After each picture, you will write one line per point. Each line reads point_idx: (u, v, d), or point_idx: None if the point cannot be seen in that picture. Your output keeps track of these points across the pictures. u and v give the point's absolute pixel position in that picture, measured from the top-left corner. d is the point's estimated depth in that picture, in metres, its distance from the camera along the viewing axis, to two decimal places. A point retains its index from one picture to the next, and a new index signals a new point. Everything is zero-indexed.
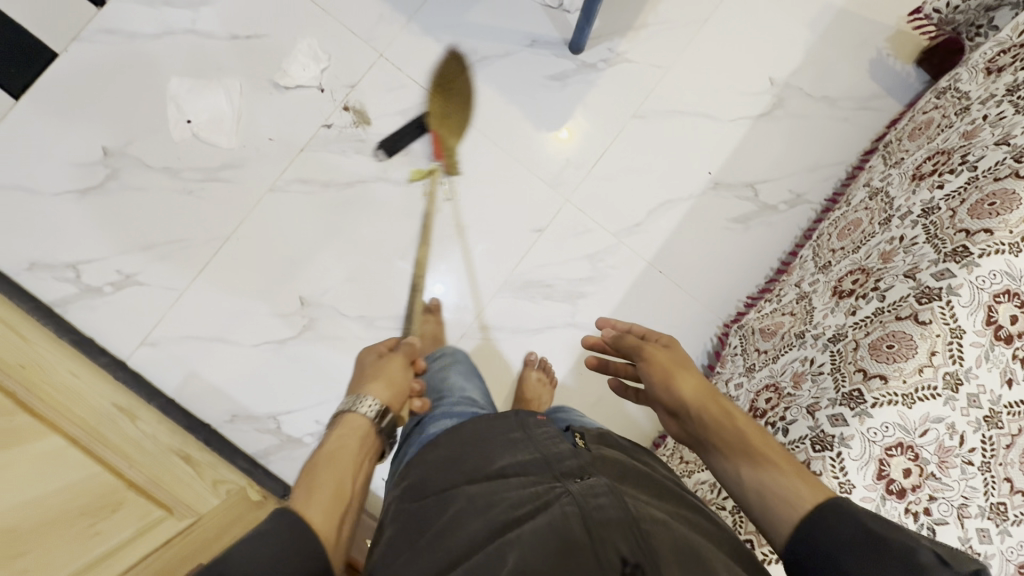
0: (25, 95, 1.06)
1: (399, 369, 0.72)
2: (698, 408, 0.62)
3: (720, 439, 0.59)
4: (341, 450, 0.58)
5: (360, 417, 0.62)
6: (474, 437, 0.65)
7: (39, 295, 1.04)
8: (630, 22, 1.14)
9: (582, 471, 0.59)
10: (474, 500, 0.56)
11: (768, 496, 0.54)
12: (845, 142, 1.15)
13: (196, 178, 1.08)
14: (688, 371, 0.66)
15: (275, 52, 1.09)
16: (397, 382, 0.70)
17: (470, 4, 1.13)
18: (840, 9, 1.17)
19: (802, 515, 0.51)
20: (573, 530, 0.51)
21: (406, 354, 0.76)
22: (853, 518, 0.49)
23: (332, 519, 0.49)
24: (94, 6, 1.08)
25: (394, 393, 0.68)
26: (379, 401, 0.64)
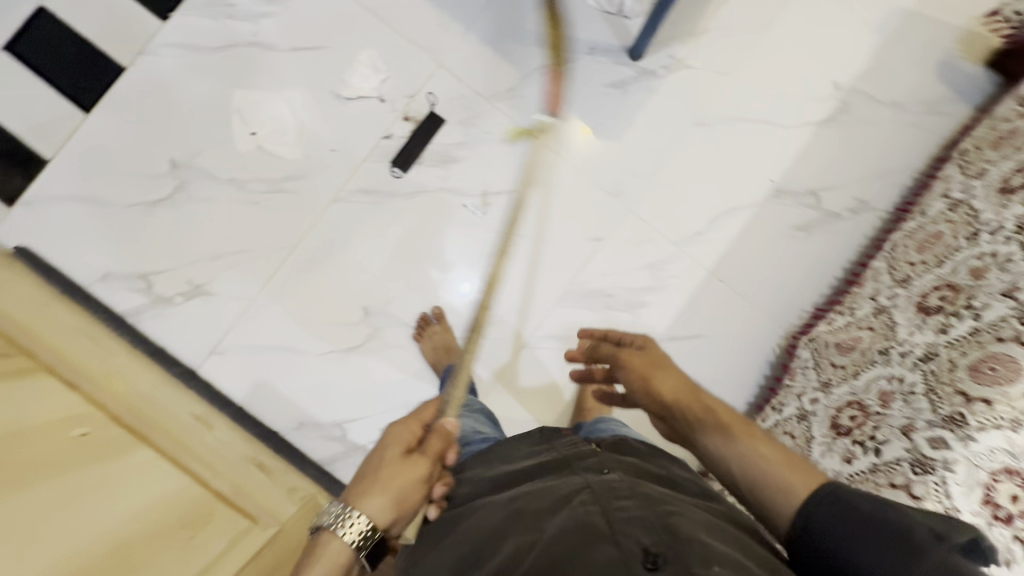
0: (96, 109, 1.08)
1: (414, 481, 0.62)
2: (679, 406, 0.67)
3: (705, 435, 0.64)
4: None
5: (339, 544, 0.58)
6: (503, 453, 0.72)
7: (113, 305, 1.07)
8: (690, 29, 1.12)
9: (600, 466, 0.64)
10: (504, 499, 0.60)
11: (758, 483, 0.58)
12: (911, 147, 1.13)
13: (261, 189, 1.09)
14: (664, 370, 0.71)
15: (337, 63, 1.10)
16: (405, 495, 0.61)
17: (529, 11, 1.12)
18: (908, 12, 1.15)
19: (796, 500, 0.55)
20: (593, 520, 0.53)
21: (435, 453, 0.65)
22: (847, 503, 0.52)
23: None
24: (159, 20, 1.09)
25: (393, 513, 0.61)
26: (365, 525, 0.59)
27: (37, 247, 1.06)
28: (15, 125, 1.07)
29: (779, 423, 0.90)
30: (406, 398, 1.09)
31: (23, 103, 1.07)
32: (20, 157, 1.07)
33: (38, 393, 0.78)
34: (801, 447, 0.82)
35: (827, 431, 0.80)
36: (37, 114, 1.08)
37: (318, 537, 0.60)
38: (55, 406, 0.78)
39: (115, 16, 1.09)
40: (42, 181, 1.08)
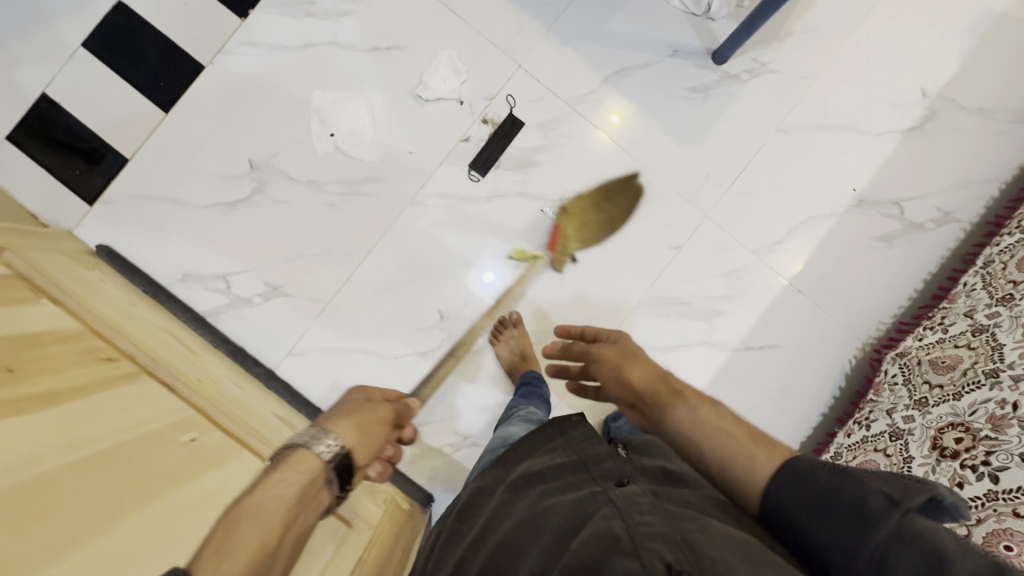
0: (175, 107, 1.08)
1: (378, 423, 0.67)
2: (648, 391, 0.63)
3: (675, 419, 0.59)
4: (276, 499, 0.53)
5: (312, 457, 0.57)
6: (521, 456, 0.71)
7: (193, 305, 1.08)
8: (776, 31, 1.09)
9: (619, 476, 0.63)
10: (523, 511, 0.61)
11: (726, 462, 0.54)
12: (1000, 157, 1.10)
13: (338, 191, 1.08)
14: (634, 359, 0.68)
15: (415, 64, 1.09)
16: (372, 437, 0.65)
17: (609, 12, 1.09)
18: (1002, 15, 1.10)
19: (762, 480, 0.52)
20: (615, 533, 0.53)
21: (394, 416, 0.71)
22: (806, 475, 0.50)
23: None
24: (237, 17, 1.08)
25: (362, 441, 0.63)
26: (341, 442, 0.60)
27: (119, 246, 1.07)
28: (95, 123, 1.07)
29: (868, 440, 0.90)
30: (480, 403, 1.09)
31: (103, 101, 1.08)
32: (100, 155, 1.08)
33: (143, 400, 0.79)
34: (899, 468, 0.83)
35: (929, 452, 0.81)
36: (116, 112, 1.08)
37: (287, 454, 0.58)
38: (159, 411, 0.79)
39: (192, 13, 1.08)
40: (122, 179, 1.08)
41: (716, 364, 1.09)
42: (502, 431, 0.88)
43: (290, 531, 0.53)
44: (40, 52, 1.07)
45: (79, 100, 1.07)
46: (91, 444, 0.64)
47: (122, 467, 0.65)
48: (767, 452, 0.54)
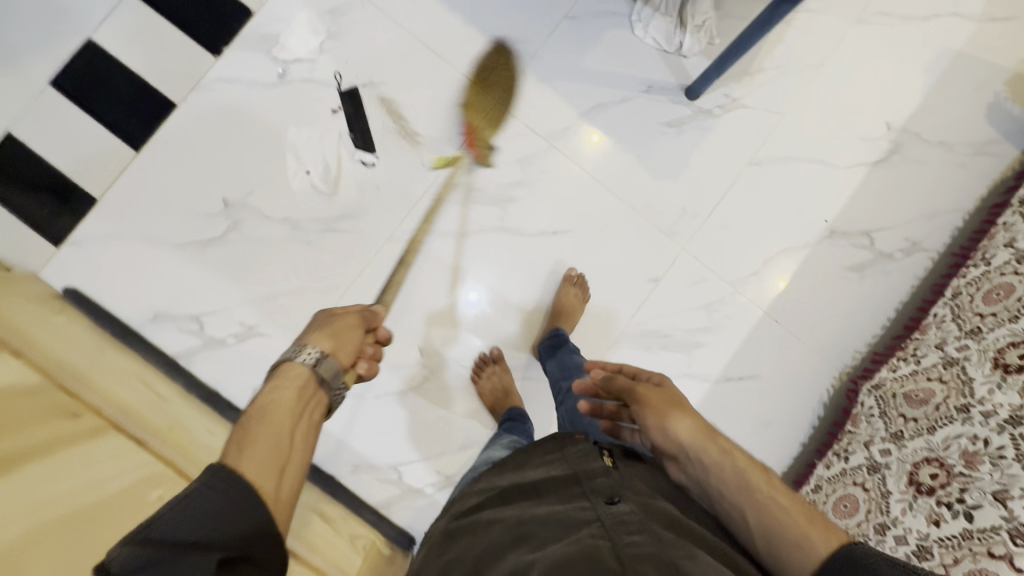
0: (148, 145, 1.06)
1: (350, 327, 0.71)
2: (697, 449, 0.61)
3: (724, 484, 0.59)
4: (276, 402, 0.58)
5: (298, 364, 0.62)
6: (516, 463, 0.70)
7: (164, 347, 1.04)
8: (746, 68, 1.12)
9: (611, 492, 0.61)
10: (512, 521, 0.59)
11: (776, 538, 0.55)
12: (963, 189, 1.14)
13: (316, 229, 1.07)
14: (681, 410, 0.64)
15: (393, 101, 1.09)
16: (346, 341, 0.69)
17: (584, 49, 1.11)
18: (959, 51, 1.15)
19: (812, 560, 0.53)
20: (603, 553, 0.52)
21: (362, 315, 0.75)
22: (866, 560, 0.50)
23: (269, 470, 0.51)
24: (211, 54, 1.07)
25: (339, 343, 0.68)
26: (319, 351, 0.64)
27: (87, 288, 1.04)
28: (63, 163, 1.05)
29: (847, 473, 0.90)
30: (462, 440, 1.08)
31: (71, 140, 1.05)
32: (68, 195, 1.05)
33: (110, 454, 0.76)
34: (877, 503, 0.84)
35: (906, 488, 0.82)
36: (86, 151, 1.05)
37: (274, 372, 0.62)
38: (127, 466, 0.76)
39: (166, 50, 1.07)
40: (91, 220, 1.05)
41: (697, 396, 1.09)
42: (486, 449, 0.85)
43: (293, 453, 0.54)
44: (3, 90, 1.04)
45: (48, 139, 1.05)
46: (53, 508, 0.61)
47: (89, 532, 0.61)
48: (824, 535, 0.54)
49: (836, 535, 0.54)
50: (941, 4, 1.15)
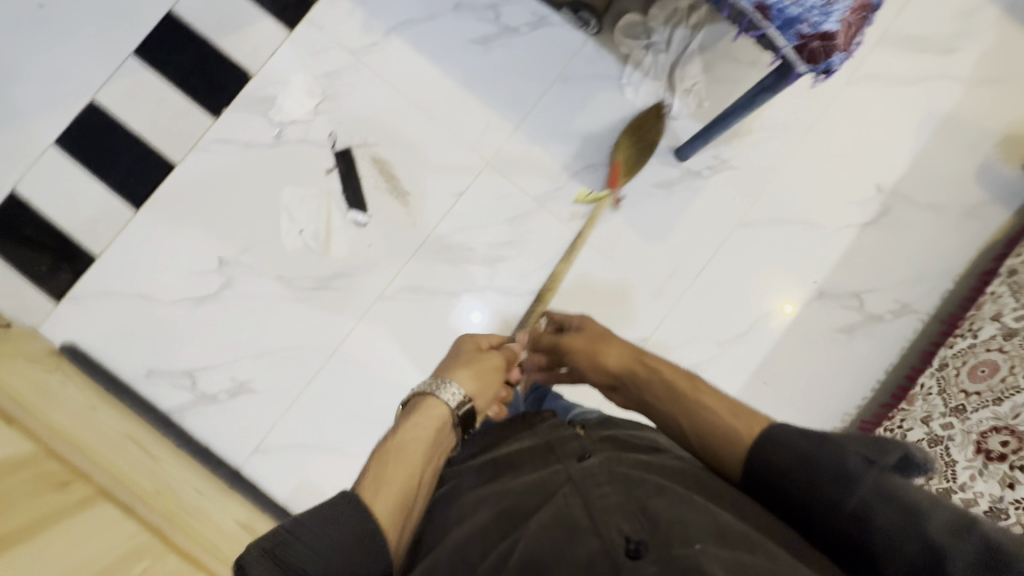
0: (146, 204, 1.09)
1: (494, 370, 0.70)
2: (627, 374, 0.66)
3: (657, 401, 0.62)
4: (414, 440, 0.58)
5: (440, 403, 0.61)
6: (484, 437, 0.73)
7: (158, 402, 1.06)
8: (734, 128, 1.13)
9: (582, 451, 0.61)
10: (488, 498, 0.57)
11: (711, 441, 0.57)
12: (953, 251, 1.14)
13: (308, 286, 1.09)
14: (608, 342, 0.71)
15: (386, 160, 1.11)
16: (488, 387, 0.68)
17: (575, 111, 1.12)
18: (949, 114, 1.15)
19: (740, 452, 0.55)
20: (574, 512, 0.53)
21: (506, 355, 0.75)
22: (790, 443, 0.52)
23: (402, 505, 0.52)
24: (209, 116, 1.10)
25: (480, 387, 0.67)
26: (464, 391, 0.63)
27: (84, 344, 1.07)
28: (64, 220, 1.08)
29: None
30: None
31: (74, 198, 1.08)
32: (67, 252, 1.07)
33: (97, 526, 0.77)
34: None
35: None
36: (87, 208, 1.08)
37: (413, 401, 0.62)
38: (112, 539, 0.77)
39: (166, 112, 1.10)
40: (88, 276, 1.08)
41: None
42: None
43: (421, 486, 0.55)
44: (10, 150, 1.08)
45: (50, 197, 1.08)
46: None
47: None
48: (748, 424, 0.56)
49: (760, 421, 0.56)
50: (931, 66, 1.16)
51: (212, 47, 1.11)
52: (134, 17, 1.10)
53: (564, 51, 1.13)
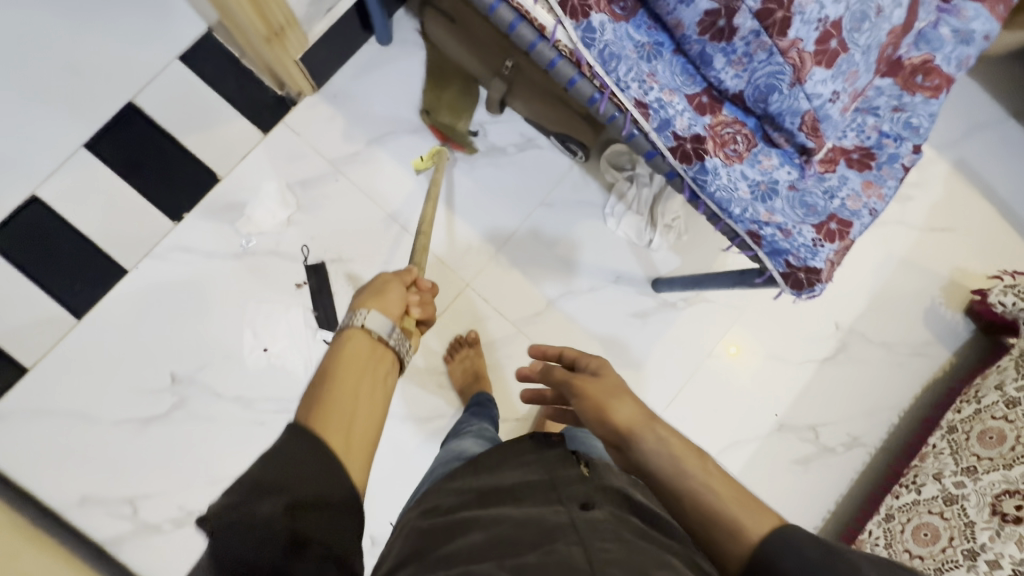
0: (90, 313, 1.00)
1: (394, 284, 0.63)
2: (633, 439, 0.60)
3: (663, 477, 0.58)
4: (336, 370, 0.50)
5: (355, 331, 0.54)
6: (492, 464, 0.67)
7: (91, 534, 0.97)
8: (708, 263, 1.15)
9: (587, 499, 0.55)
10: (488, 522, 0.54)
11: (716, 529, 0.54)
12: (901, 389, 1.21)
13: (269, 408, 1.03)
14: (619, 396, 0.64)
15: (360, 276, 1.06)
16: (391, 300, 0.60)
17: (558, 237, 1.12)
18: (902, 259, 1.24)
19: (747, 546, 0.52)
20: (572, 558, 0.46)
21: (400, 274, 0.66)
22: (802, 546, 0.50)
23: (342, 432, 0.45)
24: (170, 220, 1.02)
25: (390, 306, 0.59)
26: (368, 312, 0.56)
27: (8, 467, 0.96)
28: None
29: None
30: None
31: (3, 304, 0.97)
32: None
33: None
34: None
35: None
36: (19, 315, 0.98)
37: (339, 343, 0.54)
38: None
39: (118, 211, 1.01)
40: (17, 392, 0.97)
41: None
42: (456, 445, 0.80)
43: (359, 412, 0.47)
44: None
45: None
46: None
47: None
48: (757, 521, 0.53)
49: (767, 519, 0.53)
50: (887, 212, 1.24)
51: (176, 144, 1.02)
52: (85, 104, 1.00)
53: (550, 175, 1.13)
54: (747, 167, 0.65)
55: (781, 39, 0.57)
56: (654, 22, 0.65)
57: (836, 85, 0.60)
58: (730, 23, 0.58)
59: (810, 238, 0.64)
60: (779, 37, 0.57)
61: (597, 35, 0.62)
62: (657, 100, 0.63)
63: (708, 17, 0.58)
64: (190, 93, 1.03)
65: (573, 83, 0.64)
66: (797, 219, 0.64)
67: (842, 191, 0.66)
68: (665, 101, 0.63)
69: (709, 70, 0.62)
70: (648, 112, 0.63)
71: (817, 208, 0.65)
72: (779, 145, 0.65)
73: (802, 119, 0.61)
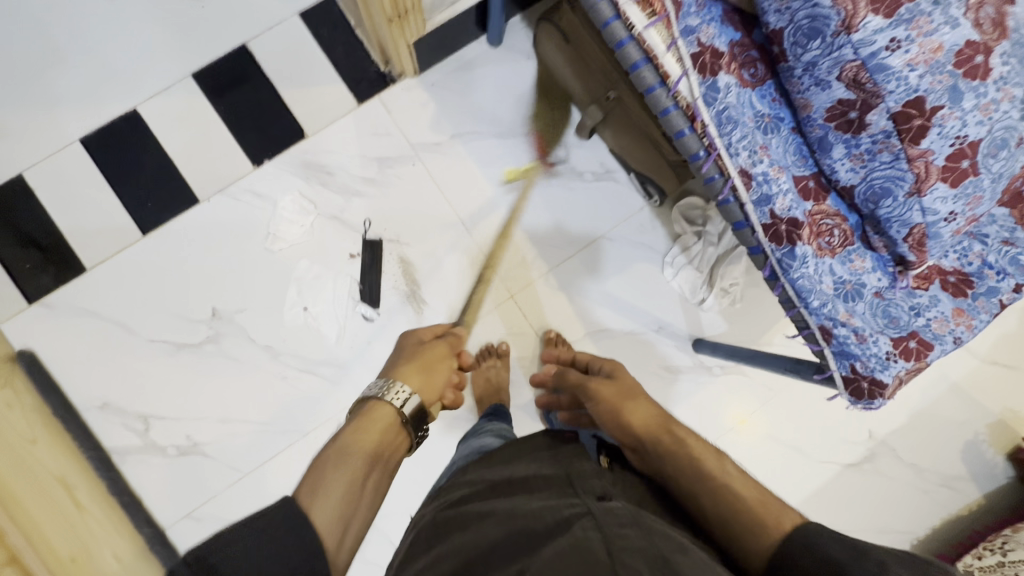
0: (155, 232, 1.03)
1: (440, 358, 0.82)
2: (649, 438, 0.62)
3: (678, 473, 0.58)
4: (363, 437, 0.62)
5: (386, 404, 0.67)
6: (506, 460, 0.66)
7: (101, 439, 1.00)
8: (753, 338, 1.12)
9: (604, 493, 0.54)
10: (501, 514, 0.53)
11: (734, 524, 0.53)
12: (921, 517, 1.15)
13: (294, 365, 1.04)
14: (633, 400, 0.69)
15: (412, 262, 1.07)
16: (432, 378, 0.77)
17: (611, 273, 1.11)
18: (954, 384, 1.18)
19: (767, 542, 0.51)
20: (591, 545, 0.45)
21: (454, 343, 0.88)
22: (816, 543, 0.49)
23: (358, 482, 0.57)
24: (251, 163, 1.05)
25: (428, 373, 0.77)
26: (408, 393, 0.70)
27: (43, 355, 1.00)
28: (64, 220, 1.01)
29: None
30: None
31: (81, 202, 1.02)
32: (57, 256, 1.01)
33: None
34: None
35: None
36: (91, 217, 1.02)
37: (367, 406, 0.68)
38: None
39: (206, 142, 1.04)
40: (71, 287, 1.01)
41: None
42: (476, 442, 0.81)
43: (371, 474, 0.59)
44: (29, 134, 1.01)
45: (56, 194, 1.01)
46: None
47: None
48: (777, 519, 0.52)
49: (789, 516, 0.53)
50: None
51: (275, 93, 1.06)
52: (204, 36, 1.05)
53: (620, 211, 1.12)
54: (837, 263, 0.63)
55: (912, 146, 0.55)
56: (779, 96, 0.64)
57: (955, 206, 0.58)
58: (863, 117, 0.56)
59: (885, 350, 0.62)
60: (911, 144, 0.55)
61: (719, 96, 0.61)
62: (763, 174, 0.61)
63: (841, 106, 0.57)
64: (301, 48, 1.06)
65: (681, 135, 0.63)
66: (877, 328, 0.62)
67: (930, 312, 0.63)
68: (771, 177, 0.62)
69: (825, 157, 0.61)
70: (751, 182, 0.61)
71: (900, 321, 0.63)
72: (876, 249, 0.63)
73: (910, 231, 0.59)
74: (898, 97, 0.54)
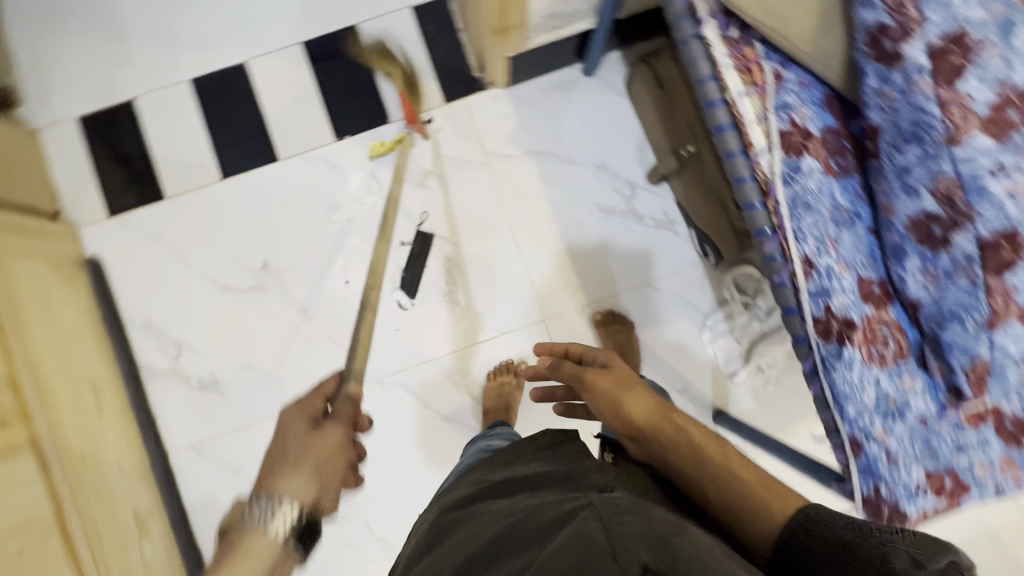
0: (231, 179, 1.10)
1: (333, 449, 0.68)
2: (651, 429, 0.63)
3: (681, 462, 0.60)
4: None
5: (263, 535, 0.63)
6: (507, 459, 0.65)
7: (135, 355, 1.07)
8: (778, 425, 1.07)
9: (603, 484, 0.54)
10: (501, 513, 0.53)
11: (740, 513, 0.55)
12: None
13: (323, 332, 1.08)
14: (631, 389, 0.67)
15: (456, 263, 1.09)
16: (327, 466, 0.67)
17: (648, 322, 1.09)
18: (990, 532, 1.08)
19: (775, 525, 0.53)
20: (592, 536, 0.44)
21: (347, 416, 0.71)
22: (821, 525, 0.51)
23: None
24: (332, 136, 1.10)
25: (320, 480, 0.66)
26: (295, 511, 0.64)
27: (108, 266, 1.08)
28: (157, 149, 1.09)
29: None
30: None
31: (175, 136, 1.09)
32: (143, 179, 1.09)
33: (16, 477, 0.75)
34: None
35: None
36: (181, 151, 1.10)
37: (234, 541, 0.64)
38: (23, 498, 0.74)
39: (298, 107, 1.10)
40: (147, 210, 1.09)
41: None
42: (485, 444, 0.81)
43: None
44: (149, 66, 1.10)
45: (157, 124, 1.09)
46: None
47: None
48: (781, 504, 0.55)
49: (790, 501, 0.55)
50: None
51: (372, 76, 1.11)
52: (321, 11, 1.11)
53: (671, 262, 1.10)
54: (885, 377, 0.59)
55: (994, 277, 0.54)
56: (863, 193, 0.62)
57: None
58: (947, 235, 0.55)
59: (915, 480, 0.59)
60: (990, 275, 0.54)
61: (801, 180, 0.60)
62: (826, 267, 0.59)
63: (926, 219, 0.56)
64: (405, 40, 1.11)
65: (749, 209, 0.60)
66: (912, 455, 0.59)
67: (975, 454, 0.59)
68: (834, 273, 0.59)
69: (896, 265, 0.59)
70: (811, 272, 0.59)
71: (939, 455, 0.59)
72: (930, 372, 0.59)
73: (972, 363, 0.55)
74: (989, 225, 0.54)
